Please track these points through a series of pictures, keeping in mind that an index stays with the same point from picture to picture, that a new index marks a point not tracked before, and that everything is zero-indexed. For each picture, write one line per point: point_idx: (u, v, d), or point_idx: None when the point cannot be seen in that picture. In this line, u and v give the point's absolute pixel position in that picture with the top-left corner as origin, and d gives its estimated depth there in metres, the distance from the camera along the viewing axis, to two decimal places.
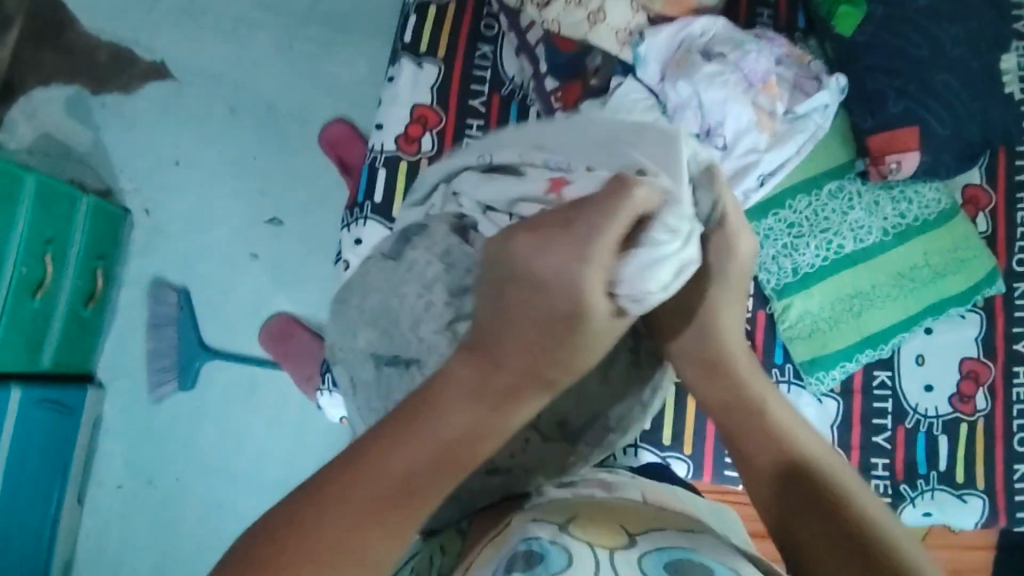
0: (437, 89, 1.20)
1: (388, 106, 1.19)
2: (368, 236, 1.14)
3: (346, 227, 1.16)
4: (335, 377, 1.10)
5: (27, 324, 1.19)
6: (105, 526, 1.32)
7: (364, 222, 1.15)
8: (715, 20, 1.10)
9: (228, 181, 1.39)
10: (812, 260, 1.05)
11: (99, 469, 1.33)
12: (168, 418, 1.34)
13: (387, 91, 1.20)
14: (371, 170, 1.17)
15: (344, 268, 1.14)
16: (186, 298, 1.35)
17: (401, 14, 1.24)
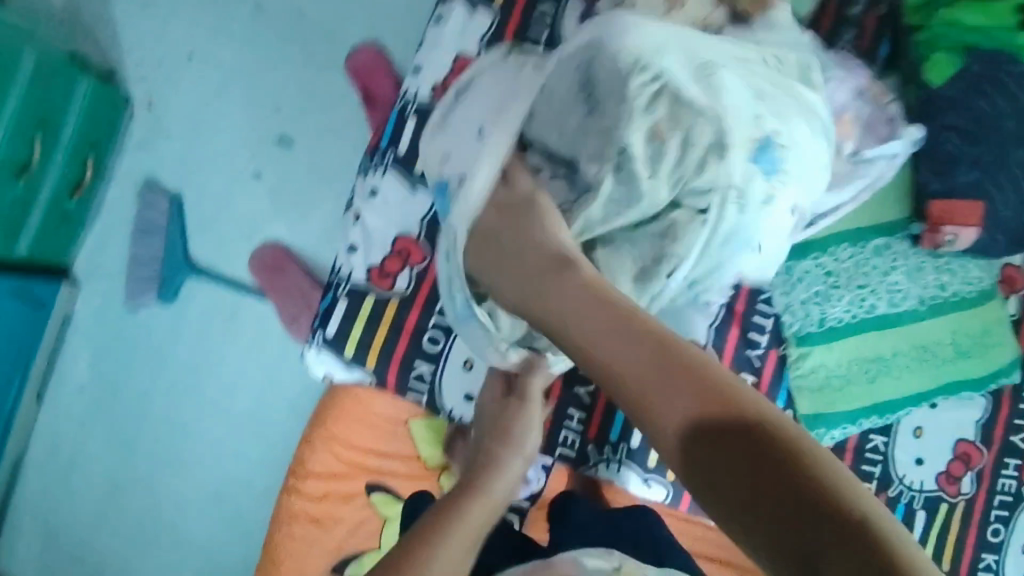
0: (487, 39, 1.09)
1: (428, 49, 1.09)
2: (388, 189, 1.06)
3: (362, 170, 1.09)
4: (325, 337, 1.03)
5: (8, 206, 1.11)
6: (62, 428, 1.34)
7: (381, 172, 1.07)
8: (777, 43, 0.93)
9: (240, 88, 1.30)
10: (841, 313, 0.99)
11: (64, 370, 1.34)
12: (143, 328, 1.32)
13: (430, 32, 1.10)
14: (399, 117, 1.08)
15: (352, 220, 1.06)
16: (178, 208, 1.30)
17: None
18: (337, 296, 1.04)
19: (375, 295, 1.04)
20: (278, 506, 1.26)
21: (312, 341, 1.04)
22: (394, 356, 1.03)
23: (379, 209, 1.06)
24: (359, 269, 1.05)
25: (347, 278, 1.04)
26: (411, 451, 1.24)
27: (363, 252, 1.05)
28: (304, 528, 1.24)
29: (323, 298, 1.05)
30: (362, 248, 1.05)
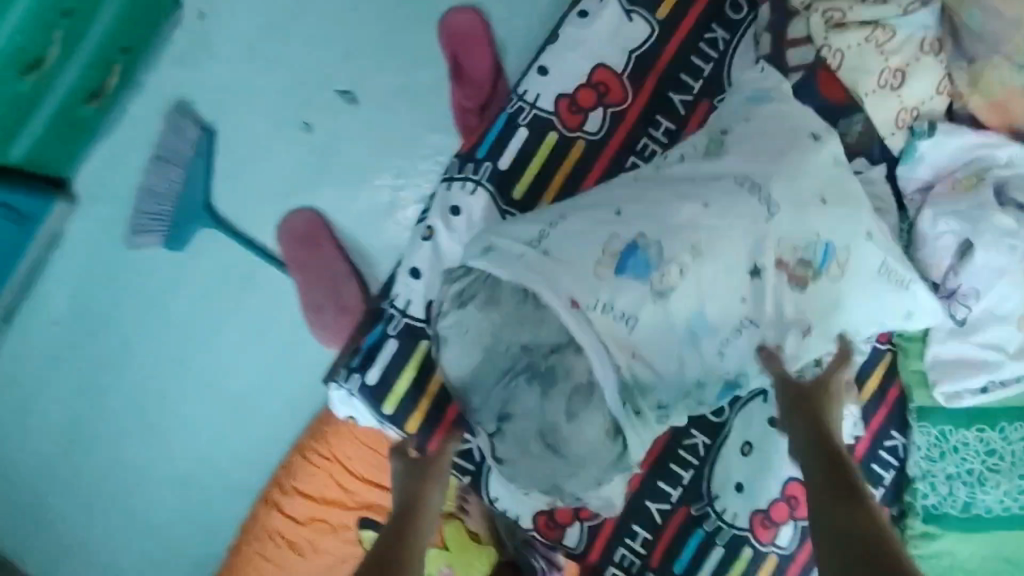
0: (638, 52, 0.88)
1: (563, 44, 0.87)
2: (474, 210, 0.85)
3: (446, 176, 0.87)
4: (363, 385, 0.83)
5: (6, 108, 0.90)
6: (20, 368, 1.11)
7: (470, 187, 0.86)
8: (819, 146, 0.81)
9: (312, 21, 1.08)
10: (993, 503, 0.91)
11: (38, 303, 1.11)
12: (139, 273, 1.11)
13: (569, 24, 0.88)
14: (509, 124, 0.86)
15: (422, 236, 0.85)
16: (208, 143, 1.09)
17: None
18: (386, 334, 0.84)
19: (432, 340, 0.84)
20: (252, 517, 1.08)
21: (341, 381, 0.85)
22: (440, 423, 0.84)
23: (459, 231, 0.85)
24: (418, 301, 0.84)
25: (403, 313, 0.84)
26: None
27: (428, 279, 0.85)
28: (277, 551, 1.07)
29: (368, 330, 0.86)
30: (427, 274, 0.85)
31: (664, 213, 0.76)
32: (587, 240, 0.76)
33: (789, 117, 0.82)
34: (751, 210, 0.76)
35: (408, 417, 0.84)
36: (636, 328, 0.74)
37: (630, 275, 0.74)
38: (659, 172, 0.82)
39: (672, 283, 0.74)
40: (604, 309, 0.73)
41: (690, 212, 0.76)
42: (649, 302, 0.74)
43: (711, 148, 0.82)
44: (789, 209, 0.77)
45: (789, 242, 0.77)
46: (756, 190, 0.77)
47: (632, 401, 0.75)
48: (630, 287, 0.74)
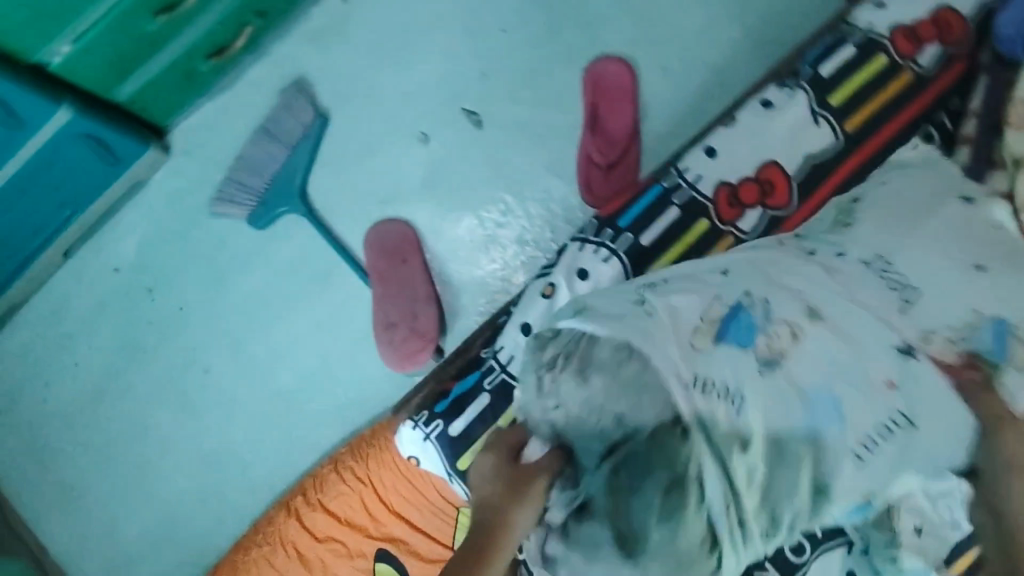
0: (814, 160, 0.83)
1: (735, 130, 0.83)
2: (602, 282, 0.81)
3: (581, 236, 0.83)
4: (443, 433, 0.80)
5: (124, 40, 0.88)
6: (74, 299, 1.10)
7: (605, 256, 0.81)
8: (973, 209, 0.72)
9: (455, 33, 1.04)
10: None
11: (109, 240, 1.09)
12: (214, 240, 1.08)
13: (748, 111, 0.84)
14: (658, 200, 0.82)
15: (544, 292, 0.81)
16: (319, 129, 1.05)
17: (832, 33, 0.86)
18: (483, 385, 0.81)
19: None
20: (269, 520, 1.02)
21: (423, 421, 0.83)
22: None
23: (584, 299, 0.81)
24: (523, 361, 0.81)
25: (503, 368, 0.81)
26: (446, 537, 0.97)
27: None
28: (286, 563, 1.00)
29: (463, 374, 0.83)
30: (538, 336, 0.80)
31: (777, 281, 0.65)
32: (693, 294, 0.64)
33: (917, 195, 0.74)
34: (869, 277, 0.67)
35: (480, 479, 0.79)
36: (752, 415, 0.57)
37: (735, 343, 0.60)
38: (764, 250, 0.72)
39: (784, 347, 0.60)
40: (715, 390, 0.58)
41: (816, 276, 0.66)
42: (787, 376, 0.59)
43: (838, 221, 0.75)
44: (926, 281, 0.67)
45: (903, 327, 0.65)
46: (884, 268, 0.68)
47: (741, 522, 0.58)
48: (735, 354, 0.60)
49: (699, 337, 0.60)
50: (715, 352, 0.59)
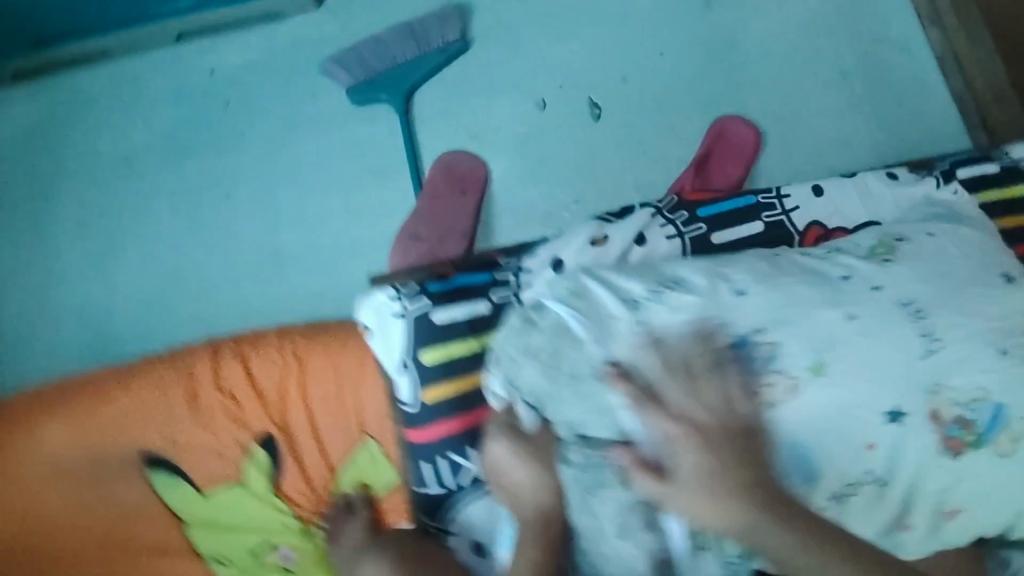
0: None
1: (857, 184, 0.75)
2: (656, 256, 0.73)
3: (654, 207, 0.75)
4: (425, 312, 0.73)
5: None
6: (156, 79, 1.10)
7: (669, 234, 0.73)
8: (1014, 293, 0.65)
9: (616, 36, 1.06)
10: None
11: (219, 49, 1.10)
12: (306, 94, 1.07)
13: (875, 175, 0.76)
14: (749, 208, 0.74)
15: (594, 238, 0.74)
16: (455, 50, 1.06)
17: (984, 150, 0.79)
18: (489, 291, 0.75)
19: None
20: (190, 351, 0.94)
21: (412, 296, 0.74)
22: (461, 414, 0.72)
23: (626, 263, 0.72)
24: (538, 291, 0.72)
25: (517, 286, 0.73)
26: (339, 457, 0.91)
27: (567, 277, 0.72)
28: (177, 397, 0.92)
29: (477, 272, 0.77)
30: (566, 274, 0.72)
31: (816, 319, 0.62)
32: (713, 310, 0.63)
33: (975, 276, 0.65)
34: (906, 338, 0.61)
35: (436, 379, 0.72)
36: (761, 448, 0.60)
37: (753, 370, 0.61)
38: (800, 273, 0.66)
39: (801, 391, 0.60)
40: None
41: (827, 321, 0.62)
42: (800, 431, 0.60)
43: (879, 250, 0.67)
44: (955, 360, 0.61)
45: (892, 389, 0.60)
46: (919, 318, 0.62)
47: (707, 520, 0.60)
48: (754, 385, 0.61)
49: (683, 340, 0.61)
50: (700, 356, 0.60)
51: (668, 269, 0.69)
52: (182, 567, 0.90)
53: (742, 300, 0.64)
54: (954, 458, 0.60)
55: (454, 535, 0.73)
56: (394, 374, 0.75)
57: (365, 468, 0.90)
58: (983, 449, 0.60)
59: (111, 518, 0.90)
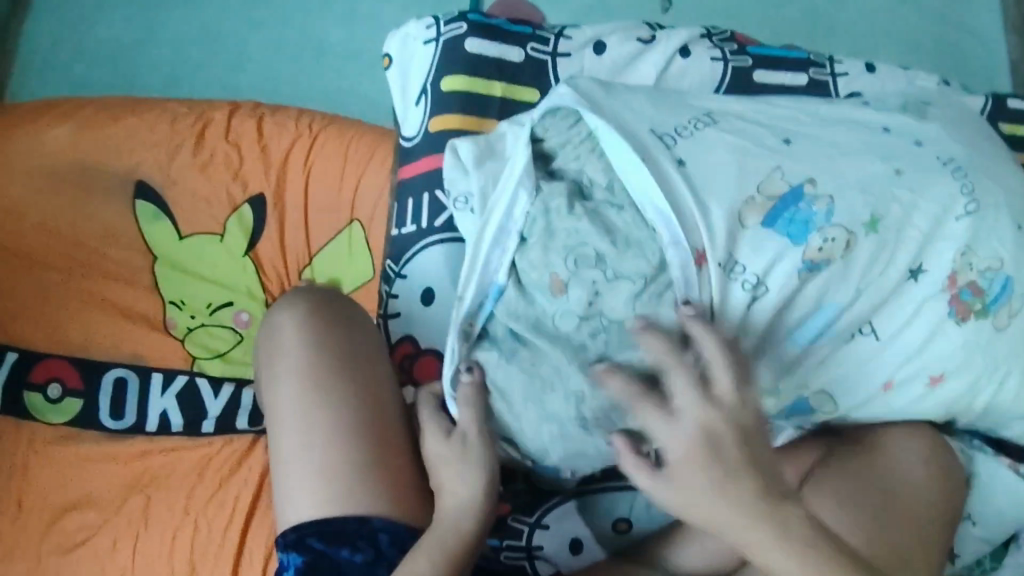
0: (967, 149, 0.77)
1: (911, 75, 0.74)
2: (698, 71, 0.73)
3: (705, 31, 0.75)
4: (451, 45, 0.71)
5: None
6: None
7: (714, 56, 0.73)
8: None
9: None
10: None
11: None
12: None
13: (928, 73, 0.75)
14: (796, 62, 0.74)
15: (642, 38, 0.74)
16: None
17: None
18: (522, 45, 0.72)
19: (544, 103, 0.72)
20: (207, 102, 0.93)
21: (442, 28, 0.71)
22: None
23: (667, 69, 0.73)
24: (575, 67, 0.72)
25: (554, 53, 0.72)
26: (317, 237, 0.89)
27: (603, 66, 0.73)
28: (182, 134, 0.91)
29: (517, 25, 0.73)
30: (604, 64, 0.73)
31: (856, 179, 0.57)
32: (720, 149, 0.58)
33: (1002, 162, 0.63)
34: (944, 193, 0.58)
35: (450, 108, 0.70)
36: (757, 309, 0.56)
37: (779, 231, 0.55)
38: (850, 110, 0.64)
39: (836, 256, 0.55)
40: (726, 260, 0.55)
41: (863, 145, 0.60)
42: (799, 292, 0.56)
43: (908, 109, 0.65)
44: (988, 228, 0.59)
45: (901, 218, 0.57)
46: (956, 173, 0.60)
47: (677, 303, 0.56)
48: (773, 245, 0.55)
49: (703, 130, 0.59)
50: (717, 141, 0.58)
51: (729, 104, 0.63)
52: (134, 298, 0.89)
53: (789, 134, 0.60)
54: (959, 324, 0.59)
55: (402, 280, 0.70)
56: (403, 105, 0.73)
57: (343, 261, 0.88)
58: (985, 318, 0.59)
59: (84, 232, 0.89)
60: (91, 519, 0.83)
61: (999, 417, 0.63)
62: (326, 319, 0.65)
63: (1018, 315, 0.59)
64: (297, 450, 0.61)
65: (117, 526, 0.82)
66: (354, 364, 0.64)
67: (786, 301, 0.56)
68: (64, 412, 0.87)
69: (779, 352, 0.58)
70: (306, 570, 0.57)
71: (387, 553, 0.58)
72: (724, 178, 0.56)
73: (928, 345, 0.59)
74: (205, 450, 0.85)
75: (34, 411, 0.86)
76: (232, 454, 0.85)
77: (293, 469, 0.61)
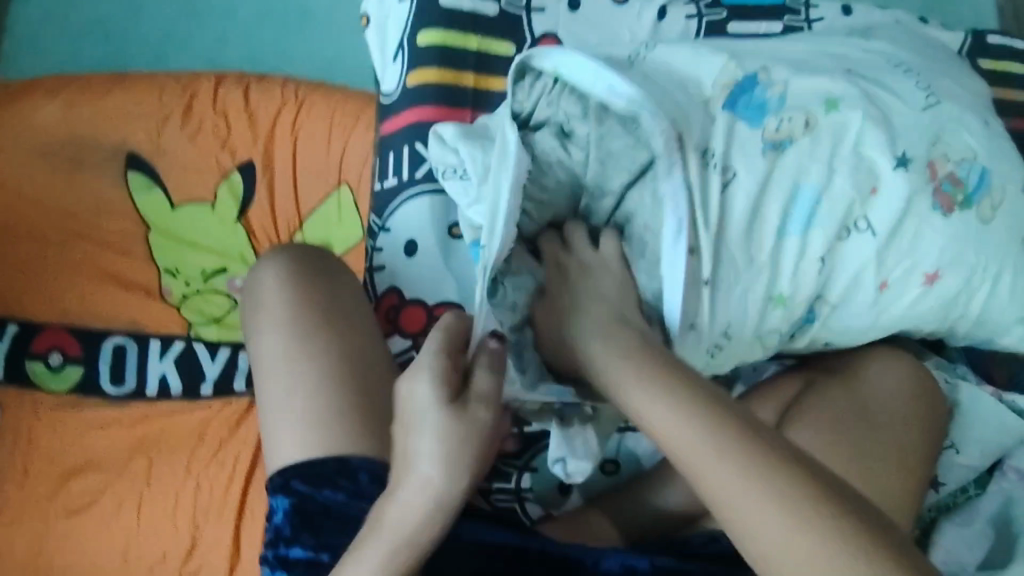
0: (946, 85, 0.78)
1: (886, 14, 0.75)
2: (673, 27, 0.75)
3: None
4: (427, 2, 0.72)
5: None
6: None
7: (689, 14, 0.75)
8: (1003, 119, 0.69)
9: None
10: None
11: None
12: None
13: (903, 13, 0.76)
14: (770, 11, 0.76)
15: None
16: None
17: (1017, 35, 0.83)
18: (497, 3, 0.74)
19: (519, 57, 0.73)
20: (194, 74, 0.95)
21: None
22: (440, 105, 0.71)
23: (639, 27, 0.75)
24: (550, 23, 0.74)
25: (529, 9, 0.74)
26: (307, 201, 0.91)
27: (577, 21, 0.75)
28: (171, 105, 0.93)
29: None
30: (580, 18, 0.75)
31: (812, 82, 0.62)
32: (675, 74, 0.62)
33: (966, 90, 0.66)
34: (905, 93, 0.63)
35: (427, 63, 0.71)
36: (732, 195, 0.59)
37: (737, 115, 0.60)
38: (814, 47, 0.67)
39: (797, 134, 0.60)
40: (701, 150, 0.59)
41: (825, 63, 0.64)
42: (772, 173, 0.59)
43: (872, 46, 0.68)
44: (951, 121, 0.62)
45: (873, 112, 0.60)
46: (921, 84, 0.63)
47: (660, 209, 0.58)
48: (739, 132, 0.60)
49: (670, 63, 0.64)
50: (677, 72, 0.63)
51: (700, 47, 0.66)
52: (129, 268, 0.91)
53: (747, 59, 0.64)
54: (945, 215, 0.60)
55: (385, 233, 0.72)
56: (382, 63, 0.74)
57: (332, 224, 0.90)
58: (970, 209, 0.61)
59: (78, 205, 0.91)
60: (95, 482, 0.85)
61: (997, 322, 0.64)
62: (306, 277, 0.67)
63: (1000, 205, 0.62)
64: (281, 396, 0.62)
65: (120, 488, 0.85)
66: (335, 317, 0.65)
67: (762, 194, 0.59)
68: (66, 379, 0.89)
69: (769, 244, 0.59)
70: (294, 513, 0.60)
71: (367, 492, 0.60)
72: (689, 97, 0.61)
73: (919, 240, 0.60)
74: (203, 413, 0.87)
75: (36, 380, 0.89)
76: (229, 417, 0.87)
77: (279, 418, 0.62)
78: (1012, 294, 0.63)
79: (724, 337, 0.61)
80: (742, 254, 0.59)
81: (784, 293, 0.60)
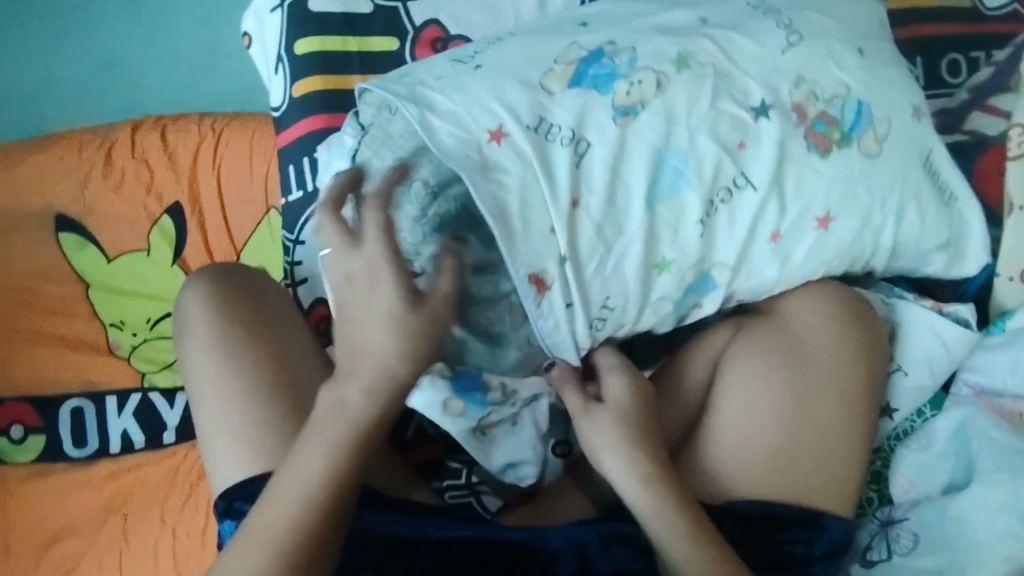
0: None
1: None
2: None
3: None
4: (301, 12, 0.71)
5: None
6: None
7: None
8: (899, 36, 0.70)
9: None
10: None
11: None
12: None
13: None
14: None
15: None
16: None
17: None
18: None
19: (402, 47, 0.72)
20: (109, 126, 0.94)
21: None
22: (332, 111, 0.69)
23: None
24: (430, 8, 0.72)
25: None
26: (240, 231, 0.90)
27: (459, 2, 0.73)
28: (90, 159, 0.92)
29: None
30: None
31: (649, 28, 0.62)
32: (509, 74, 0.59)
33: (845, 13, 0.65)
34: (767, 35, 0.63)
35: (311, 71, 0.70)
36: (590, 163, 0.57)
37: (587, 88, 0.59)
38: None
39: (647, 97, 0.59)
40: (541, 124, 0.57)
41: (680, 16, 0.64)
42: (627, 140, 0.58)
43: None
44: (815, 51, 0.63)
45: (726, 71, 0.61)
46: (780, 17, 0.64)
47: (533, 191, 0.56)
48: (582, 103, 0.58)
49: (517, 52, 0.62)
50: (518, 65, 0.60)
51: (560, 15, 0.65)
52: (75, 328, 0.90)
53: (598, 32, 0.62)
54: (824, 155, 0.61)
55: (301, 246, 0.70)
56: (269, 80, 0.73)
57: (266, 247, 0.89)
58: (851, 145, 0.61)
59: (15, 275, 0.91)
60: (75, 547, 0.83)
61: (918, 252, 0.65)
62: (221, 287, 0.65)
63: (883, 134, 0.62)
64: (215, 420, 0.61)
65: (99, 548, 0.82)
66: (254, 332, 0.63)
67: (617, 155, 0.57)
68: (30, 450, 0.88)
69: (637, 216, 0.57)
70: None
71: None
72: (537, 97, 0.58)
73: (800, 187, 0.60)
74: (170, 462, 0.86)
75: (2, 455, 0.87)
76: (196, 458, 0.86)
77: (217, 443, 0.61)
78: (920, 224, 0.63)
79: (607, 311, 0.58)
80: (611, 227, 0.57)
81: (666, 258, 0.58)
